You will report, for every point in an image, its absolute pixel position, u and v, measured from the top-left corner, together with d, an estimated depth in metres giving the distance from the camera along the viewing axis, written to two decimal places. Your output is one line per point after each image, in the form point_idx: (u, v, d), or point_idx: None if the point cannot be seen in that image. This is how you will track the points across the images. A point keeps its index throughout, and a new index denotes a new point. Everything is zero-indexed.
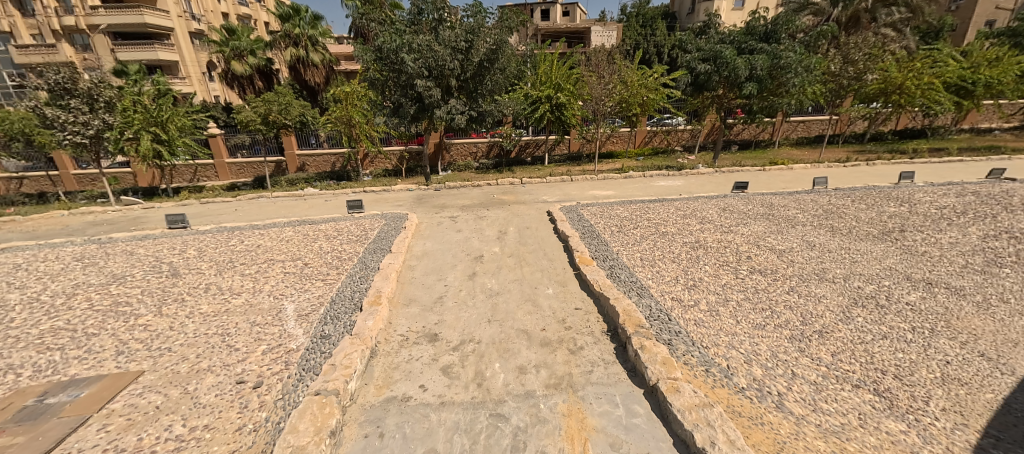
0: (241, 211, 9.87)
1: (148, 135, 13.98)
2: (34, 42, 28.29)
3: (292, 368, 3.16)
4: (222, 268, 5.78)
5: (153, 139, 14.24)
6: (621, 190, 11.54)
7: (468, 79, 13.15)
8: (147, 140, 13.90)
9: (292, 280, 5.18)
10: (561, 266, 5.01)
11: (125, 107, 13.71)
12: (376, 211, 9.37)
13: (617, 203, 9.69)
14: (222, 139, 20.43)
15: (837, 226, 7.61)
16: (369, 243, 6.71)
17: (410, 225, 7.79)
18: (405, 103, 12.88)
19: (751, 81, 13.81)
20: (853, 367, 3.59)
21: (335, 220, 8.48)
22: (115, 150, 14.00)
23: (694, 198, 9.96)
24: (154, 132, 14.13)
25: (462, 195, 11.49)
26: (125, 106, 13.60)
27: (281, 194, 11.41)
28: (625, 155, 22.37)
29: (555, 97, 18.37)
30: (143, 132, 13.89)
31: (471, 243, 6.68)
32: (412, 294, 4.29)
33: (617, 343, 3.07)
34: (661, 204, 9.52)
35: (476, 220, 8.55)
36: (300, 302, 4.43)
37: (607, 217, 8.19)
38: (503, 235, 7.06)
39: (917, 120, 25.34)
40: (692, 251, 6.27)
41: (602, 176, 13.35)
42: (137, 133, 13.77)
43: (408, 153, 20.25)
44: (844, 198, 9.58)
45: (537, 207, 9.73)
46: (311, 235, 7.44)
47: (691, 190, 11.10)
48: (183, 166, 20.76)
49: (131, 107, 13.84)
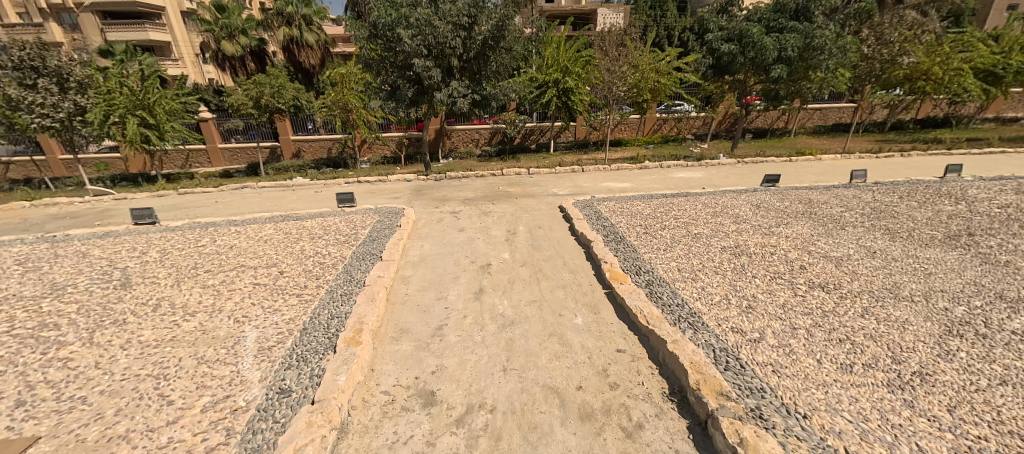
0: (221, 204, 8.95)
1: (133, 119, 13.37)
2: (20, 21, 27.10)
3: (235, 443, 2.29)
4: (183, 277, 4.87)
5: (140, 123, 13.66)
6: (638, 182, 10.56)
7: (471, 60, 12.02)
8: (134, 123, 13.31)
9: (261, 295, 4.29)
10: (589, 281, 4.12)
11: (107, 88, 12.98)
12: (370, 204, 8.44)
13: (638, 197, 8.73)
14: (213, 124, 19.43)
15: (893, 228, 6.66)
16: (359, 245, 5.80)
17: (406, 223, 6.87)
18: (403, 85, 11.80)
19: (780, 63, 12.70)
20: (984, 431, 2.71)
21: (322, 216, 7.57)
22: (98, 134, 13.09)
23: (721, 192, 9.02)
24: (141, 115, 13.53)
25: (465, 186, 10.52)
26: (108, 87, 13.00)
27: (268, 184, 10.49)
28: (634, 142, 21.33)
29: (562, 81, 17.25)
30: (128, 117, 13.28)
31: (476, 246, 5.77)
32: (404, 320, 3.41)
33: (689, 418, 2.18)
34: (685, 198, 8.57)
35: (481, 217, 7.62)
36: (265, 329, 3.55)
37: (629, 214, 7.25)
38: (513, 236, 6.16)
39: (940, 108, 24.16)
40: (733, 258, 5.36)
41: (615, 167, 12.32)
42: (122, 116, 13.16)
43: (408, 139, 19.29)
44: (889, 193, 8.62)
45: (548, 201, 8.82)
46: (295, 234, 6.54)
47: (716, 184, 10.12)
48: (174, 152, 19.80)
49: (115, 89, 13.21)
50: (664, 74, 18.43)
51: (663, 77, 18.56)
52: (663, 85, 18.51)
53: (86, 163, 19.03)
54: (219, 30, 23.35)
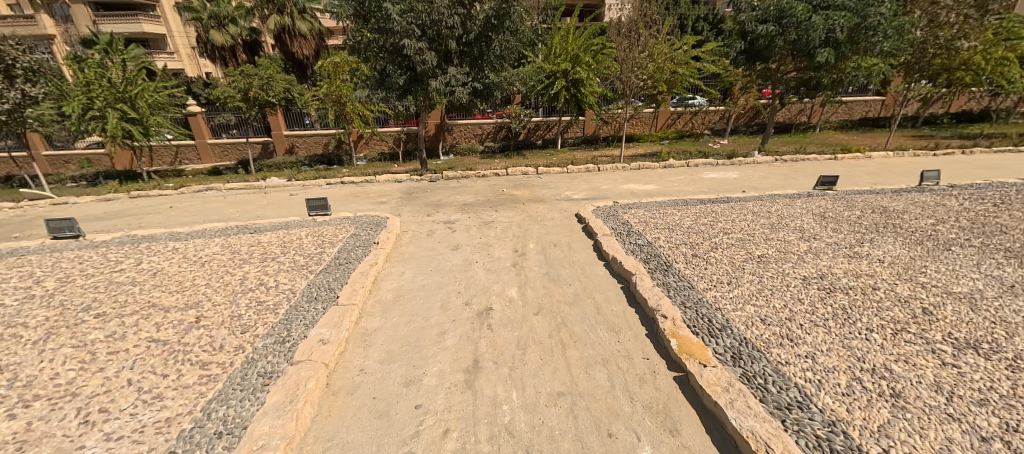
0: (174, 211, 7.56)
1: (114, 112, 12.50)
2: (9, 12, 26.03)
3: None
4: (62, 327, 3.45)
5: (123, 117, 12.81)
6: (664, 184, 9.08)
7: (472, 43, 10.47)
8: (115, 118, 12.43)
9: (149, 365, 2.86)
10: (642, 349, 2.70)
11: (87, 80, 12.21)
12: (348, 212, 7.06)
13: (669, 203, 7.25)
14: (202, 118, 18.20)
15: (1013, 248, 5.14)
16: (318, 273, 4.38)
17: (385, 238, 5.45)
18: (393, 72, 10.21)
19: (826, 47, 11.07)
20: None
21: (285, 228, 6.17)
22: (79, 130, 12.55)
23: (769, 197, 7.54)
24: (122, 109, 12.65)
25: (464, 188, 9.06)
26: (89, 79, 12.18)
27: (236, 185, 9.09)
28: (647, 138, 19.87)
29: (572, 72, 15.74)
30: (108, 110, 12.42)
31: (472, 275, 4.31)
32: (343, 442, 2.02)
33: None
34: (729, 205, 7.09)
35: (481, 229, 6.17)
36: (112, 448, 2.13)
37: (666, 228, 5.77)
38: (522, 260, 4.68)
39: (977, 101, 22.34)
40: (827, 299, 3.86)
41: (636, 165, 10.80)
42: (102, 110, 12.34)
43: (406, 134, 17.97)
44: (978, 199, 7.10)
45: (562, 208, 7.37)
46: (245, 254, 5.14)
47: (758, 187, 8.64)
48: (162, 147, 18.55)
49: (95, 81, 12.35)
50: (681, 64, 16.93)
51: (679, 67, 17.11)
52: (680, 76, 17.06)
53: (70, 160, 17.88)
54: (208, 19, 21.95)
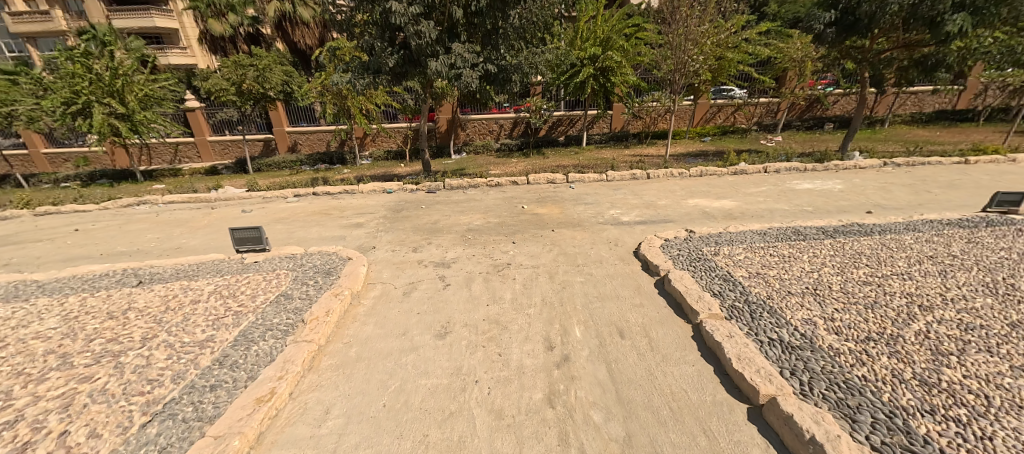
0: (75, 236, 5.56)
1: (99, 107, 10.77)
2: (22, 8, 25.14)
3: None
4: None
5: (111, 113, 11.09)
6: (746, 199, 6.58)
7: (483, 12, 8.06)
8: (99, 113, 10.66)
9: None
10: None
11: (73, 72, 10.52)
12: (299, 245, 4.85)
13: (778, 236, 4.75)
14: (202, 114, 16.39)
15: None
16: (140, 427, 2.12)
17: (323, 310, 3.16)
18: (380, 49, 7.91)
19: (959, 11, 8.16)
20: None
21: (188, 277, 4.00)
22: (63, 126, 10.89)
23: (930, 227, 4.94)
24: (109, 103, 10.89)
25: (471, 204, 6.76)
26: (74, 70, 10.49)
27: (176, 197, 7.03)
28: (685, 134, 17.07)
29: (601, 58, 13.10)
30: (93, 104, 10.69)
31: (460, 440, 1.98)
32: None
33: None
34: (877, 241, 4.53)
35: (489, 283, 3.84)
36: None
37: (809, 294, 3.32)
38: (567, 386, 2.33)
39: None
40: None
41: (698, 170, 8.24)
42: (85, 104, 10.64)
43: (413, 130, 15.89)
44: None
45: (610, 239, 4.98)
46: (73, 344, 2.95)
47: (889, 205, 6.05)
48: (161, 145, 17.03)
49: (81, 73, 10.65)
50: (730, 48, 14.10)
51: (728, 51, 14.35)
52: (728, 63, 14.30)
53: (68, 159, 16.39)
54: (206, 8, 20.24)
